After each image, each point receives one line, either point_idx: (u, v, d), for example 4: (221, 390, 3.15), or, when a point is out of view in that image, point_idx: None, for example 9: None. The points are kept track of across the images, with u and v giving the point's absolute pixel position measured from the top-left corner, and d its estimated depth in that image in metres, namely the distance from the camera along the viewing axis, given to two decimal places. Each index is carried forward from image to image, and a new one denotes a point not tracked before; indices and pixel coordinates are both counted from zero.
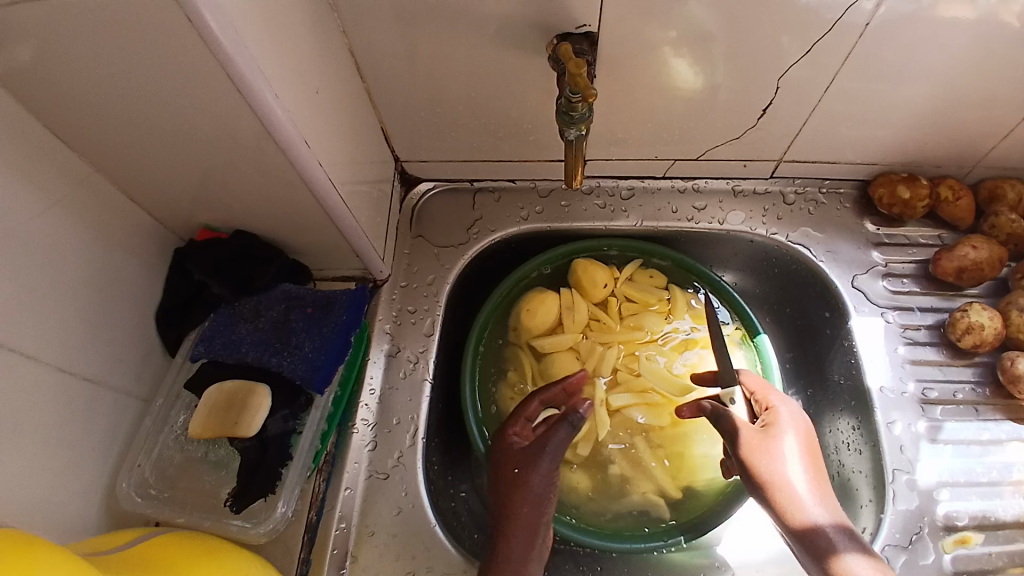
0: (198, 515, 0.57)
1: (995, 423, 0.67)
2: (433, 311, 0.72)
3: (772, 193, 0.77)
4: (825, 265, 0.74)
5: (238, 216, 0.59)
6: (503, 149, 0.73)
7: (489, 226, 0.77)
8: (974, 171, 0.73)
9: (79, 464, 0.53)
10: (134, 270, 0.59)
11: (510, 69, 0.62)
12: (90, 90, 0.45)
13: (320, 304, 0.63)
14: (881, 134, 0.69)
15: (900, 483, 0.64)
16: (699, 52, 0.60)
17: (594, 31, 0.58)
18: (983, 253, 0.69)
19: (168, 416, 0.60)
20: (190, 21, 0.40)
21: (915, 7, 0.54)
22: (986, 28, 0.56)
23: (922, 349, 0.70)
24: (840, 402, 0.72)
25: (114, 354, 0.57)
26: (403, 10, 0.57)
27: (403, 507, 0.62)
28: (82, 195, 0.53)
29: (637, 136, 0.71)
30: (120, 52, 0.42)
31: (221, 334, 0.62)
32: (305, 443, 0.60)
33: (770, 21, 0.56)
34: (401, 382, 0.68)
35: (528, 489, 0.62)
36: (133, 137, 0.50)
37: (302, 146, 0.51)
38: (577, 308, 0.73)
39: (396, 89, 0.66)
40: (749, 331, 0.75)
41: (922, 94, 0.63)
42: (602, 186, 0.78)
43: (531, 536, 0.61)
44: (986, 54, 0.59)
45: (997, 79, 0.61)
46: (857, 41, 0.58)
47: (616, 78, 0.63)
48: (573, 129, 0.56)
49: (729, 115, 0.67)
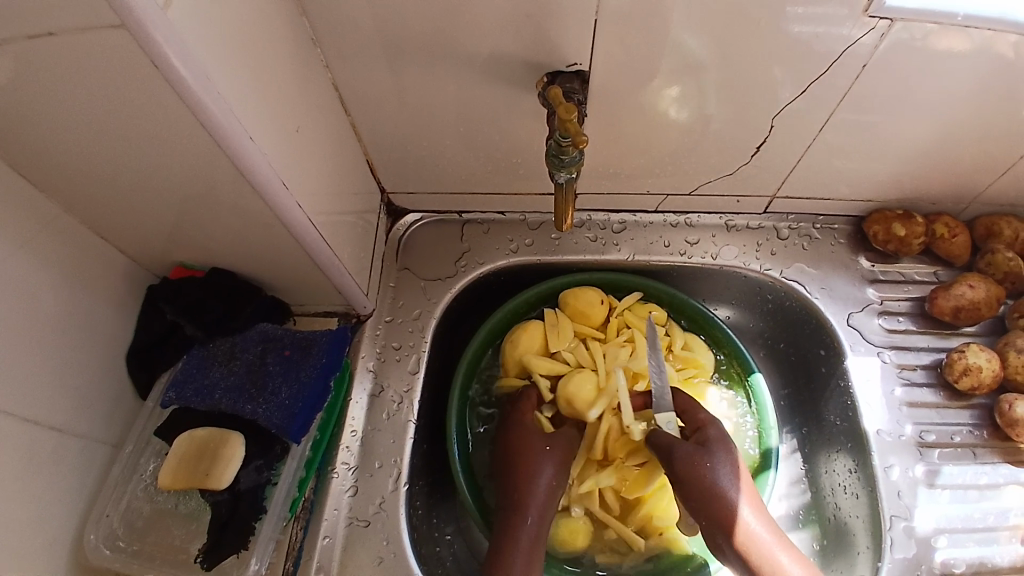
0: (167, 571, 0.55)
1: (992, 466, 0.66)
2: (418, 347, 0.70)
3: (765, 227, 0.75)
4: (821, 302, 0.72)
5: (215, 254, 0.57)
6: (493, 182, 0.71)
7: (477, 259, 0.75)
8: (970, 208, 0.72)
9: (42, 519, 0.50)
10: (105, 310, 0.57)
11: (500, 104, 0.61)
12: (57, 133, 0.43)
13: (298, 347, 0.61)
14: (877, 170, 0.68)
15: (898, 530, 0.62)
16: (695, 85, 0.59)
17: (585, 69, 0.57)
18: (980, 292, 0.68)
19: (137, 464, 0.57)
20: (157, 68, 0.38)
21: (917, 42, 0.53)
22: (987, 63, 0.55)
23: (919, 390, 0.68)
24: (836, 442, 0.70)
25: (81, 399, 0.54)
26: (389, 45, 0.55)
27: (384, 556, 0.59)
28: (50, 235, 0.51)
29: (629, 169, 0.69)
30: (88, 94, 0.40)
31: (193, 379, 0.59)
32: (281, 492, 0.58)
33: (769, 56, 0.55)
34: (384, 424, 0.65)
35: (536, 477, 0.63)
36: (103, 178, 0.48)
37: (280, 188, 0.49)
38: (563, 328, 0.71)
39: (383, 123, 0.64)
40: (743, 370, 0.73)
41: (919, 130, 0.62)
42: (593, 219, 0.76)
43: (536, 544, 0.60)
44: (985, 91, 0.58)
45: (994, 116, 0.60)
46: (857, 75, 0.57)
47: (608, 113, 0.62)
48: (564, 172, 0.55)
49: (724, 149, 0.66)
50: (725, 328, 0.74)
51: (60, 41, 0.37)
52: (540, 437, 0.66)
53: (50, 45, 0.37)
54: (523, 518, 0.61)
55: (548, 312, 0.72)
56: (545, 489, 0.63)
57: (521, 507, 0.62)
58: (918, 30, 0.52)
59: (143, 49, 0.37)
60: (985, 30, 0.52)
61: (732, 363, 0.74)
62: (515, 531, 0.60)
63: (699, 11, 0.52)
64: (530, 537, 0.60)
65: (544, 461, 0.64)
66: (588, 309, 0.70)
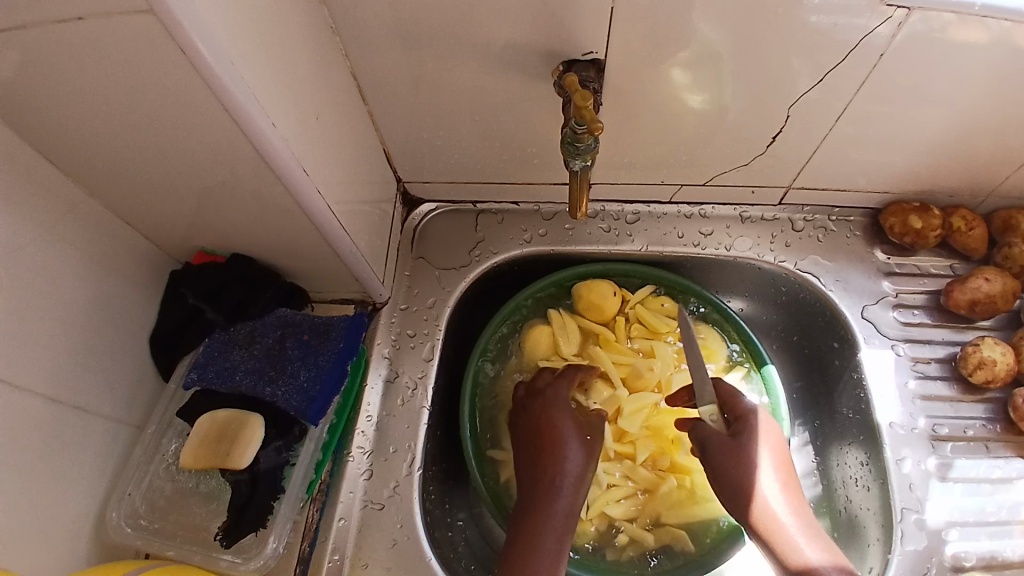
0: (187, 548, 0.56)
1: (1006, 461, 0.66)
2: (433, 335, 0.71)
3: (780, 219, 0.75)
4: (835, 294, 0.72)
5: (235, 240, 0.58)
6: (507, 172, 0.72)
7: (492, 249, 0.76)
8: (988, 201, 0.72)
9: (67, 495, 0.52)
10: (128, 294, 0.58)
11: (516, 93, 0.61)
12: (84, 118, 0.44)
13: (316, 332, 0.62)
14: (894, 162, 0.67)
15: (909, 522, 0.62)
16: (712, 75, 0.59)
17: (600, 58, 0.57)
18: (997, 286, 0.68)
19: (159, 444, 0.59)
20: (184, 54, 0.39)
21: (937, 32, 0.53)
22: (1010, 54, 0.55)
23: (933, 383, 0.68)
24: (849, 435, 0.70)
25: (105, 381, 0.56)
26: (407, 34, 0.56)
27: (398, 538, 0.61)
28: (76, 220, 0.52)
29: (644, 160, 0.70)
30: (115, 81, 0.41)
31: (214, 362, 0.61)
32: (298, 474, 0.60)
33: (786, 46, 0.55)
34: (399, 410, 0.66)
35: (566, 464, 0.62)
36: (128, 164, 0.49)
37: (299, 174, 0.50)
38: (569, 328, 0.72)
39: (399, 112, 0.65)
40: (755, 362, 0.73)
41: (937, 121, 0.62)
42: (607, 210, 0.77)
43: (566, 529, 0.60)
44: (1007, 81, 0.57)
45: (1014, 107, 0.60)
46: (874, 66, 0.57)
47: (623, 103, 0.62)
48: (579, 159, 0.55)
49: (738, 141, 0.66)
50: (739, 320, 0.74)
51: (89, 28, 0.38)
52: (572, 423, 0.64)
53: (80, 32, 0.38)
54: (552, 503, 0.61)
55: (554, 313, 0.73)
56: (575, 474, 0.62)
57: (549, 492, 0.61)
58: (938, 20, 0.52)
59: (172, 33, 0.38)
60: (1003, 22, 0.51)
61: (744, 354, 0.73)
62: (542, 515, 0.60)
63: (717, 1, 0.52)
64: (560, 521, 0.60)
65: (573, 447, 0.63)
66: (602, 302, 0.71)
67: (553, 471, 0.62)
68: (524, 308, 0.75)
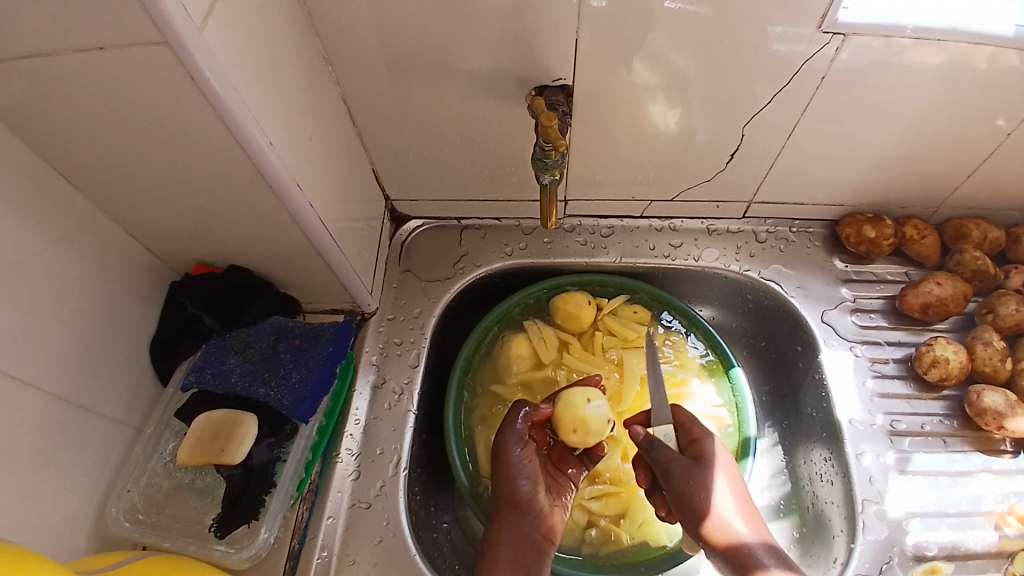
0: (183, 540, 0.59)
1: (964, 454, 0.69)
2: (418, 343, 0.75)
3: (744, 232, 0.80)
4: (796, 300, 0.76)
5: (232, 252, 0.62)
6: (489, 189, 0.77)
7: (474, 262, 0.80)
8: (940, 211, 0.77)
9: (70, 489, 0.55)
10: (129, 303, 0.62)
11: (494, 115, 0.67)
12: (95, 138, 0.49)
13: (307, 337, 0.66)
14: (848, 176, 0.73)
15: (870, 513, 0.66)
16: (677, 97, 0.64)
17: (569, 83, 0.63)
18: (947, 289, 0.72)
19: (157, 444, 0.62)
20: (192, 79, 0.44)
21: (884, 53, 0.59)
22: (956, 71, 0.60)
23: (891, 382, 0.72)
24: (813, 434, 0.74)
25: (106, 383, 0.59)
26: (395, 63, 0.61)
27: (384, 535, 0.63)
28: (84, 233, 0.56)
29: (615, 178, 0.75)
30: (126, 104, 0.46)
31: (212, 365, 0.64)
32: (289, 470, 0.63)
33: (743, 68, 0.61)
34: (385, 413, 0.70)
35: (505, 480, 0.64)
36: (134, 180, 0.53)
37: (294, 189, 0.55)
38: (548, 336, 0.77)
39: (387, 135, 0.70)
40: (724, 364, 0.76)
41: (887, 136, 0.67)
42: (583, 224, 0.81)
43: (523, 546, 0.62)
44: (949, 97, 0.63)
45: (956, 121, 0.65)
46: (820, 84, 0.62)
47: (594, 124, 0.67)
48: (548, 173, 0.60)
49: (702, 158, 0.71)
50: (708, 326, 0.78)
51: (107, 56, 0.42)
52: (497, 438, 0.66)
53: (97, 58, 0.43)
54: (505, 525, 0.63)
55: (531, 324, 0.78)
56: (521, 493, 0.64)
57: (502, 514, 0.64)
58: (894, 45, 0.58)
59: (182, 61, 0.42)
60: (958, 43, 0.57)
61: (714, 359, 0.77)
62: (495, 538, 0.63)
63: (679, 31, 0.58)
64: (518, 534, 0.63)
65: (510, 451, 0.65)
66: (577, 311, 0.75)
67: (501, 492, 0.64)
68: (507, 318, 0.79)
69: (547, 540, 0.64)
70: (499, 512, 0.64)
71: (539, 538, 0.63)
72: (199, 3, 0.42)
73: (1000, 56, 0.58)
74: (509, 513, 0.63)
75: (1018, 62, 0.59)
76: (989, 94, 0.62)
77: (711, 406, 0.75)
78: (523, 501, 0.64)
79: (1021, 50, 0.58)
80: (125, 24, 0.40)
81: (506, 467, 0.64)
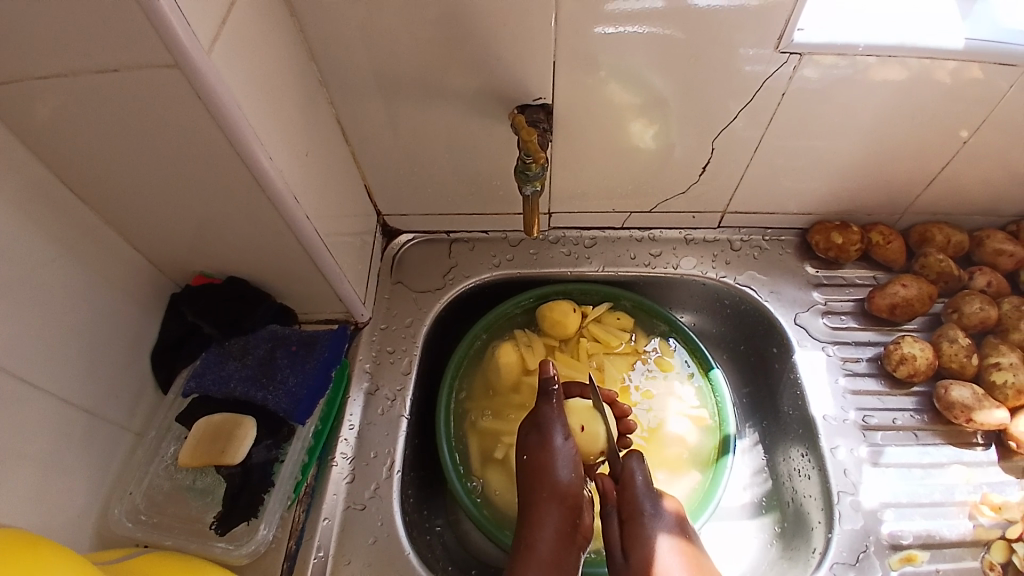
0: (184, 538, 0.61)
1: (935, 447, 0.73)
2: (410, 350, 0.78)
3: (720, 241, 0.85)
4: (770, 304, 0.80)
5: (231, 264, 0.66)
6: (476, 204, 0.81)
7: (463, 273, 0.84)
8: (904, 218, 0.82)
9: (72, 491, 0.58)
10: (132, 313, 0.65)
11: (480, 133, 0.71)
12: (103, 156, 0.53)
13: (304, 343, 0.70)
14: (817, 185, 0.77)
15: (846, 504, 0.69)
16: (656, 115, 0.69)
17: (549, 102, 0.67)
18: (912, 290, 0.76)
19: (158, 447, 0.65)
20: (201, 99, 0.47)
21: (852, 70, 0.63)
22: (919, 84, 0.65)
23: (862, 379, 0.76)
24: (791, 432, 0.77)
25: (109, 389, 0.62)
26: (388, 85, 0.66)
27: (379, 536, 0.65)
28: (90, 245, 0.59)
29: (596, 191, 0.79)
30: (134, 123, 0.50)
31: (211, 371, 0.67)
32: (286, 471, 0.65)
33: (718, 86, 0.65)
34: (379, 418, 0.73)
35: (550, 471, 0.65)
36: (138, 195, 0.57)
37: (292, 202, 0.58)
38: (535, 345, 0.80)
39: (379, 153, 0.74)
40: (703, 366, 0.80)
41: (851, 147, 0.72)
42: (567, 236, 0.85)
43: (564, 544, 0.63)
44: (910, 109, 0.67)
45: (915, 132, 0.70)
46: (781, 100, 0.67)
47: (576, 140, 0.71)
48: (530, 185, 0.65)
49: (678, 172, 0.76)
50: (689, 331, 0.81)
51: (121, 77, 0.46)
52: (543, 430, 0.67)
53: (111, 80, 0.46)
54: (547, 521, 0.64)
55: (520, 331, 0.82)
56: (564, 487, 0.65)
57: (544, 509, 0.64)
58: (860, 64, 0.63)
59: (192, 82, 0.46)
60: (918, 60, 0.62)
61: (693, 362, 0.81)
62: (537, 534, 0.63)
63: (656, 53, 0.62)
64: (558, 527, 0.64)
65: (559, 442, 0.67)
66: (562, 317, 0.79)
67: (543, 483, 0.65)
68: (496, 326, 0.82)
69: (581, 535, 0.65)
70: (538, 506, 0.64)
71: (576, 534, 0.65)
72: (208, 30, 0.46)
73: (958, 70, 0.63)
74: (551, 505, 0.64)
75: (981, 75, 0.64)
76: (949, 105, 0.67)
77: (695, 407, 0.78)
78: (564, 494, 0.65)
79: (984, 64, 0.63)
80: (140, 48, 0.44)
81: (548, 455, 0.66)
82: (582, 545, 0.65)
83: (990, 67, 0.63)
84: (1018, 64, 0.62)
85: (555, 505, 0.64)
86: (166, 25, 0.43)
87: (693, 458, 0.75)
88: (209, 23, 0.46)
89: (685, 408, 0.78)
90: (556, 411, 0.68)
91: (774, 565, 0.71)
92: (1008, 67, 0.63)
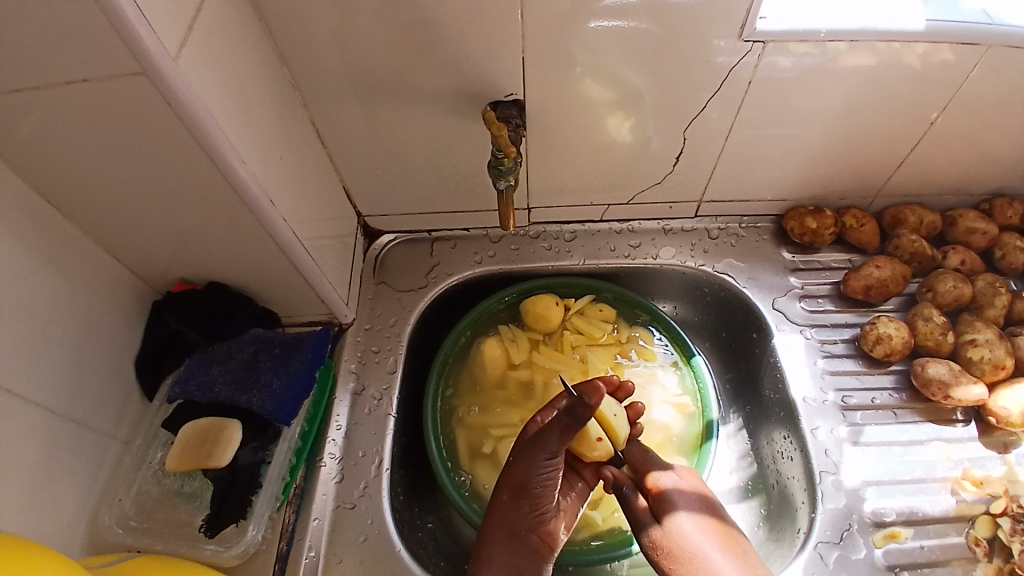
0: (174, 542, 0.62)
1: (914, 425, 0.74)
2: (395, 350, 0.78)
3: (697, 230, 0.86)
4: (748, 290, 0.82)
5: (211, 270, 0.66)
6: (455, 202, 0.81)
7: (446, 271, 0.84)
8: (877, 200, 0.83)
9: (61, 499, 0.59)
10: (115, 321, 0.65)
11: (455, 132, 0.71)
12: (78, 168, 0.53)
13: (287, 346, 0.71)
14: (790, 172, 0.78)
15: (827, 483, 0.70)
16: (631, 109, 0.69)
17: (521, 98, 0.68)
18: (886, 271, 0.78)
19: (146, 454, 0.66)
20: (172, 106, 0.48)
21: (822, 57, 0.64)
22: (887, 66, 0.66)
23: (840, 360, 0.77)
24: (773, 416, 0.78)
25: (94, 398, 0.63)
26: (362, 87, 0.67)
27: (369, 533, 0.66)
28: (68, 255, 0.60)
29: (573, 185, 0.80)
30: (107, 133, 0.50)
31: (195, 376, 0.69)
32: (273, 472, 0.66)
33: (689, 78, 0.66)
34: (366, 418, 0.73)
35: (523, 483, 0.62)
36: (114, 204, 0.57)
37: (268, 206, 0.59)
38: (519, 338, 0.81)
39: (356, 155, 0.74)
40: (685, 354, 0.81)
41: (822, 133, 0.73)
42: (548, 231, 0.86)
43: (521, 552, 0.61)
44: (880, 92, 0.69)
45: (885, 114, 0.71)
46: (747, 90, 0.68)
47: (551, 134, 0.72)
48: (504, 179, 0.67)
49: (654, 164, 0.77)
50: (670, 321, 0.82)
51: (91, 87, 0.47)
52: (541, 440, 0.63)
53: (81, 90, 0.47)
54: (504, 523, 0.62)
55: (504, 326, 0.82)
56: (537, 494, 0.62)
57: (506, 510, 0.62)
58: (831, 50, 0.64)
59: (161, 89, 0.47)
60: (883, 44, 0.63)
61: (676, 350, 0.82)
62: (492, 536, 0.62)
63: (627, 47, 0.63)
64: (513, 536, 0.61)
65: (544, 455, 0.62)
66: (545, 311, 0.79)
67: (509, 487, 0.63)
68: (479, 322, 0.83)
69: (545, 545, 0.62)
70: (501, 508, 0.63)
71: (538, 542, 0.62)
72: (175, 37, 0.46)
73: (925, 53, 0.64)
74: (512, 510, 0.62)
75: (947, 57, 0.65)
76: (917, 87, 0.68)
77: (679, 393, 0.79)
78: (525, 501, 0.62)
79: (951, 45, 0.64)
80: (109, 58, 0.45)
81: (526, 464, 0.62)
82: (545, 555, 0.62)
83: (958, 48, 0.64)
84: (983, 44, 0.64)
85: (517, 513, 0.62)
86: (132, 34, 0.43)
87: (679, 445, 0.76)
88: (175, 30, 0.46)
89: (668, 396, 0.79)
90: (554, 432, 0.62)
91: (762, 546, 0.72)
92: (974, 47, 0.64)
